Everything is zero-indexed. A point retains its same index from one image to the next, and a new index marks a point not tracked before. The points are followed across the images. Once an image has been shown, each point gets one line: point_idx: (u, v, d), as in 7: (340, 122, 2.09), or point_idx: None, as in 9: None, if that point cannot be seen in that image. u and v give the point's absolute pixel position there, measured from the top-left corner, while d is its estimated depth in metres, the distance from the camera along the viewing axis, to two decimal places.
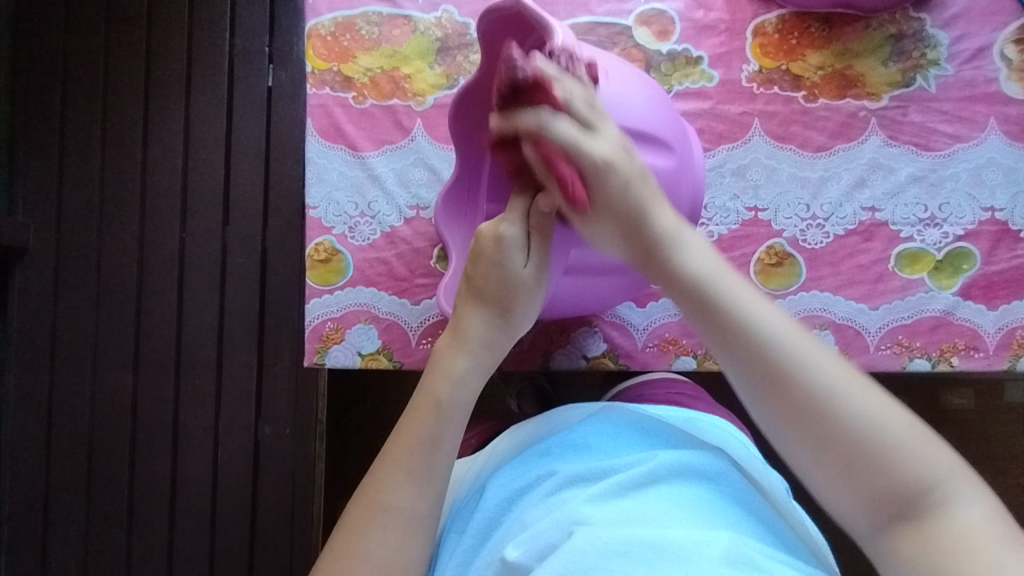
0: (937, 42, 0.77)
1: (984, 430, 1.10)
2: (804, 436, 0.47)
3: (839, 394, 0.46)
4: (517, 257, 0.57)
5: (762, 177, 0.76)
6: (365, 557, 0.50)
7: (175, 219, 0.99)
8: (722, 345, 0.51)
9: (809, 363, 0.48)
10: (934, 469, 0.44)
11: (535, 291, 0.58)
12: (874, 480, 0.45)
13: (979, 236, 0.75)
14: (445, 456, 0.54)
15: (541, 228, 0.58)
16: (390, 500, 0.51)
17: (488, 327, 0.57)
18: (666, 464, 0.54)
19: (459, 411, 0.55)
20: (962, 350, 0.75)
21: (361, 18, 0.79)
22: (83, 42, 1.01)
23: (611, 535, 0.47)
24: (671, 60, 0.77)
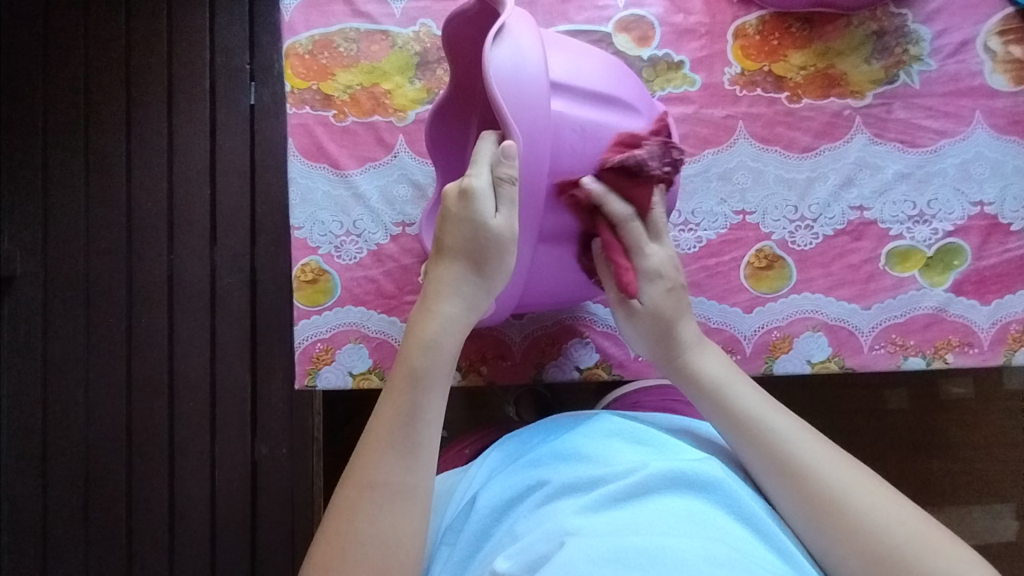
0: (920, 37, 0.76)
1: (986, 421, 1.10)
2: (829, 534, 0.52)
3: (844, 488, 0.53)
4: (485, 209, 0.54)
5: (749, 180, 0.75)
6: (359, 537, 0.49)
7: (162, 242, 0.98)
8: (739, 437, 0.58)
9: (818, 463, 0.55)
10: (947, 564, 0.49)
11: (507, 244, 0.55)
12: (898, 573, 0.50)
13: (969, 231, 0.75)
14: (426, 426, 0.53)
15: (513, 178, 0.54)
16: (377, 477, 0.51)
17: (465, 286, 0.56)
18: (659, 474, 0.54)
19: (437, 376, 0.54)
20: (957, 346, 0.74)
21: (339, 34, 0.79)
22: (62, 66, 1.00)
23: (602, 546, 0.47)
24: (652, 66, 0.77)
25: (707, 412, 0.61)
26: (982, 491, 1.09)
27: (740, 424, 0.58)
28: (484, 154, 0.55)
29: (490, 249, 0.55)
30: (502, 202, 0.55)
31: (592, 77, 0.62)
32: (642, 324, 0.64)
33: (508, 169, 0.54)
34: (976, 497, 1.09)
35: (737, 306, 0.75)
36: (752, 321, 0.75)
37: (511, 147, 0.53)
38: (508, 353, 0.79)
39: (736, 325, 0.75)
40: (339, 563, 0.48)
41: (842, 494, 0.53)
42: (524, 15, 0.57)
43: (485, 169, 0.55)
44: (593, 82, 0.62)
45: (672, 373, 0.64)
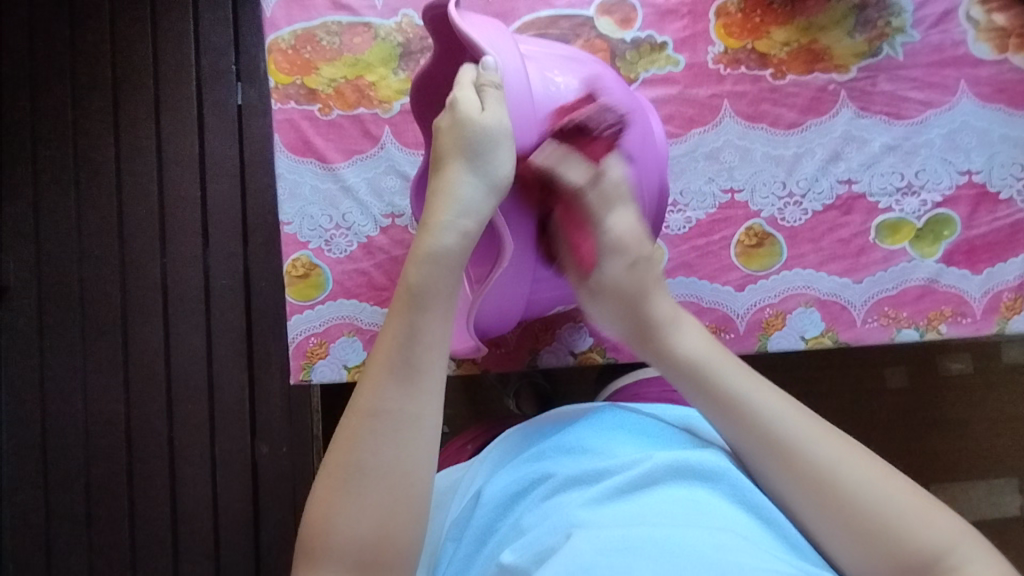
0: (902, 8, 0.76)
1: (985, 395, 1.10)
2: (818, 509, 0.50)
3: (864, 488, 0.49)
4: (473, 108, 0.55)
5: (736, 158, 0.75)
6: (363, 468, 0.48)
7: (155, 245, 0.98)
8: (718, 416, 0.55)
9: (810, 441, 0.51)
10: (942, 539, 0.48)
11: (504, 132, 0.55)
12: (885, 546, 0.48)
13: (958, 201, 0.75)
14: (425, 348, 0.51)
15: (495, 82, 0.56)
16: (378, 405, 0.49)
17: (468, 189, 0.53)
18: (666, 464, 0.53)
19: (439, 289, 0.51)
20: (950, 316, 0.74)
21: (321, 28, 0.78)
22: (49, 73, 1.00)
23: (611, 538, 0.47)
24: (635, 48, 0.76)
25: (705, 410, 0.55)
26: (984, 465, 1.09)
27: (750, 433, 0.53)
28: (464, 76, 0.57)
29: (490, 145, 0.54)
30: (489, 101, 0.55)
31: (562, 49, 0.67)
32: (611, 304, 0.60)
33: (489, 76, 0.56)
34: (978, 472, 1.09)
35: (729, 285, 0.75)
36: (745, 299, 0.75)
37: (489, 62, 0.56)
38: (502, 340, 0.79)
39: (728, 303, 0.75)
40: (343, 502, 0.48)
41: (836, 473, 0.50)
42: (489, 19, 0.61)
43: (468, 87, 0.56)
44: (563, 52, 0.67)
45: (663, 367, 0.57)
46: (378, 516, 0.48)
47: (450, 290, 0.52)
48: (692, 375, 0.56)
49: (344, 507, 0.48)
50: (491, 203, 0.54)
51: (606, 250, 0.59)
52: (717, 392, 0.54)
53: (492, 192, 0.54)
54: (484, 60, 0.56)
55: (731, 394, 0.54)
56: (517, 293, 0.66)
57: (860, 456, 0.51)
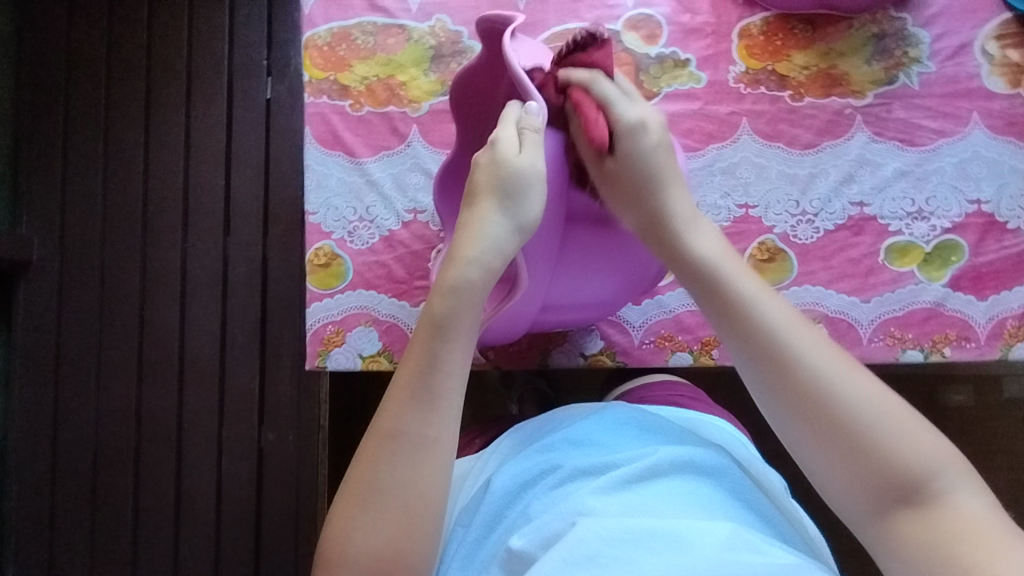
0: (919, 40, 0.78)
1: (983, 426, 1.11)
2: (806, 426, 0.49)
3: (853, 398, 0.47)
4: (513, 151, 0.57)
5: (753, 175, 0.78)
6: (381, 487, 0.50)
7: (177, 229, 1.01)
8: (729, 332, 0.53)
9: (810, 356, 0.49)
10: (934, 462, 0.45)
11: (539, 176, 0.57)
12: (872, 467, 0.46)
13: (966, 228, 0.77)
14: (445, 376, 0.52)
15: (536, 128, 0.58)
16: (398, 428, 0.51)
17: (497, 226, 0.54)
18: (671, 459, 0.56)
19: (462, 322, 0.53)
20: (954, 340, 0.76)
21: (357, 28, 0.81)
22: (86, 57, 1.03)
23: (616, 527, 0.48)
24: (659, 63, 0.79)
25: (702, 301, 0.55)
26: None
27: (739, 329, 0.52)
28: (508, 115, 0.59)
29: (522, 187, 0.55)
30: (527, 145, 0.58)
31: None
32: (621, 190, 0.59)
33: (531, 120, 0.58)
34: None
35: None
36: None
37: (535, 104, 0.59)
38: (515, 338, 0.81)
39: None
40: (363, 511, 0.50)
41: (832, 390, 0.48)
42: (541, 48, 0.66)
43: (510, 126, 0.59)
44: None
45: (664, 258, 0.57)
46: (394, 533, 0.49)
47: (471, 320, 0.53)
48: (690, 267, 0.56)
49: (363, 517, 0.50)
50: (518, 244, 0.55)
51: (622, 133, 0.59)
52: (714, 286, 0.54)
53: (520, 232, 0.55)
54: (528, 103, 0.59)
55: (738, 299, 0.53)
56: (525, 318, 0.69)
57: (856, 372, 0.48)
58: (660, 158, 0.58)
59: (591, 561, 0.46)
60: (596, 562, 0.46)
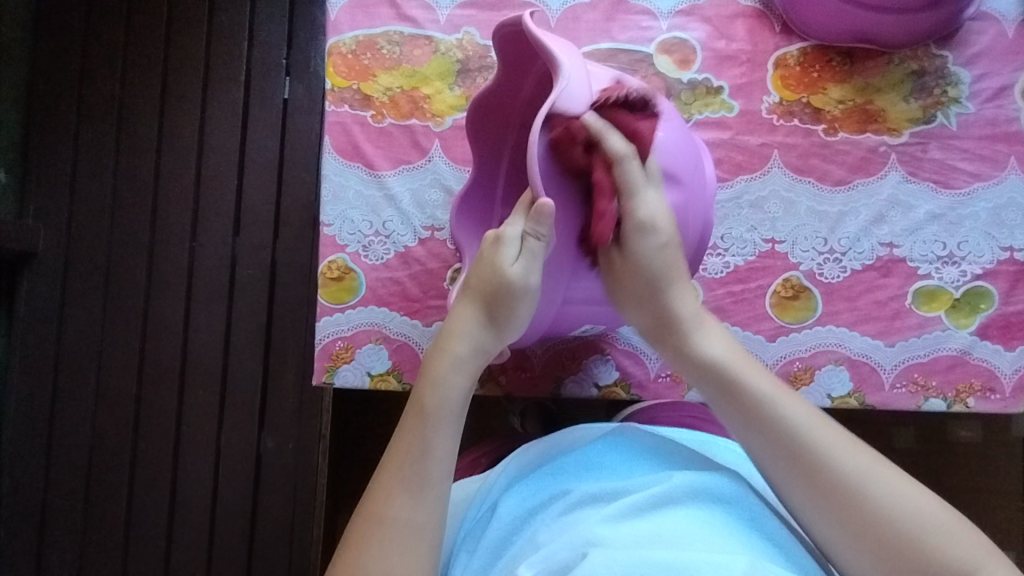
0: (960, 79, 0.76)
1: (994, 467, 1.09)
2: (840, 529, 0.50)
3: (888, 499, 0.49)
4: (507, 257, 0.56)
5: (781, 210, 0.75)
6: (367, 566, 0.48)
7: (186, 227, 0.99)
8: (754, 434, 0.54)
9: (836, 456, 0.51)
10: (967, 554, 0.47)
11: (523, 298, 0.57)
12: (914, 565, 0.48)
13: (997, 276, 0.75)
14: (435, 461, 0.53)
15: (538, 235, 0.56)
16: (387, 513, 0.51)
17: (477, 335, 0.57)
18: (680, 486, 0.54)
19: (451, 412, 0.54)
20: (979, 390, 0.74)
21: (383, 37, 0.80)
22: (103, 47, 1.01)
23: (626, 558, 0.46)
24: (691, 89, 0.77)
25: (724, 410, 0.56)
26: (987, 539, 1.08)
27: (772, 441, 0.53)
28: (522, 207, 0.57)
29: (507, 290, 0.56)
30: (523, 256, 0.56)
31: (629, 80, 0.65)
32: (631, 289, 0.59)
33: (536, 228, 0.55)
34: None
35: (761, 334, 0.74)
36: (775, 350, 0.74)
37: (543, 207, 0.54)
38: (528, 364, 0.79)
39: (758, 353, 0.74)
40: (366, 551, 0.49)
41: (858, 488, 0.50)
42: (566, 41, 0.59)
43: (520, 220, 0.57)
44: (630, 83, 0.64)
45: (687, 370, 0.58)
46: None
47: (458, 410, 0.55)
48: (713, 379, 0.57)
49: None
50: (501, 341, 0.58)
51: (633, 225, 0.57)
52: (741, 399, 0.55)
53: (495, 329, 0.58)
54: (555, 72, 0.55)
55: (759, 400, 0.55)
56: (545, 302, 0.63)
57: (879, 465, 0.51)
58: (670, 257, 0.58)
59: None
60: None
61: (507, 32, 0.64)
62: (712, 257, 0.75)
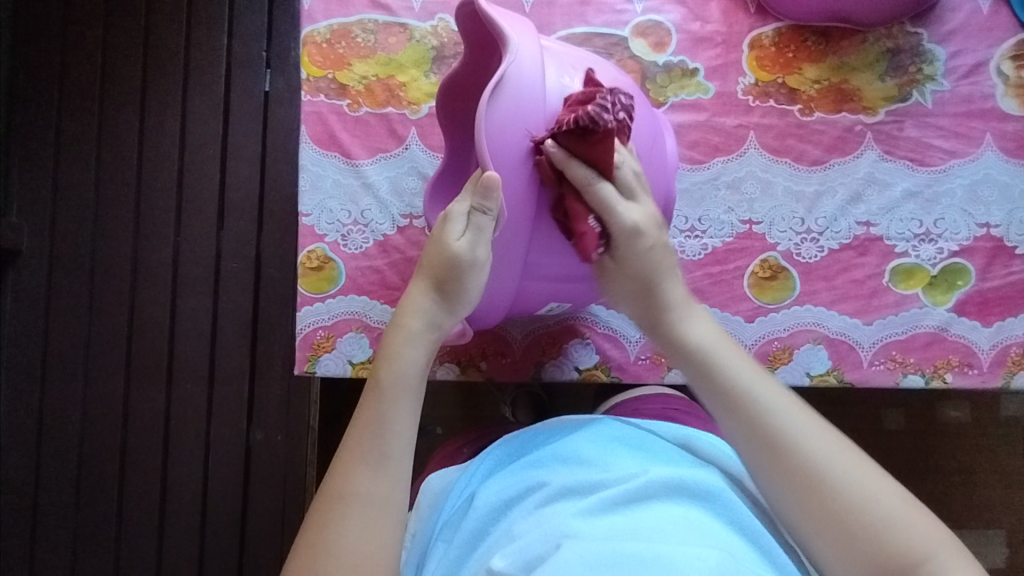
0: (934, 57, 0.76)
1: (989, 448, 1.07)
2: (800, 504, 0.51)
3: (854, 491, 0.50)
4: (454, 232, 0.56)
5: (758, 190, 0.76)
6: (331, 548, 0.49)
7: (170, 222, 0.98)
8: (732, 418, 0.54)
9: (805, 439, 0.52)
10: (923, 543, 0.48)
11: (470, 268, 0.57)
12: (867, 544, 0.49)
13: (974, 252, 0.75)
14: (394, 437, 0.53)
15: (484, 210, 0.55)
16: (348, 488, 0.51)
17: (427, 308, 0.57)
18: (657, 480, 0.52)
19: (407, 385, 0.55)
20: (957, 366, 0.74)
21: (357, 25, 0.79)
22: (82, 43, 1.00)
23: (598, 554, 0.45)
24: (667, 72, 0.77)
25: (709, 400, 0.56)
26: (981, 516, 1.06)
27: (750, 430, 0.53)
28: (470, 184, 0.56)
29: (457, 264, 0.56)
30: (471, 231, 0.56)
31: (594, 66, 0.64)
32: (617, 284, 0.60)
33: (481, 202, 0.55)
34: (974, 525, 1.06)
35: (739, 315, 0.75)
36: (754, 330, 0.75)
37: (490, 181, 0.54)
38: (509, 350, 0.79)
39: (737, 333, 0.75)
40: (330, 528, 0.49)
41: (824, 466, 0.51)
42: (521, 18, 0.59)
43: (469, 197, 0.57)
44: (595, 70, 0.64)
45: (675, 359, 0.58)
46: None
47: (415, 385, 0.55)
48: (694, 361, 0.57)
49: None
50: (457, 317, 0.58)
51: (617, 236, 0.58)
52: (720, 381, 0.55)
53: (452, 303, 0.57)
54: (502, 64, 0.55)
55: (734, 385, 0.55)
56: (508, 278, 0.62)
57: (845, 450, 0.51)
58: (658, 257, 0.59)
59: None
60: None
61: (467, 12, 0.64)
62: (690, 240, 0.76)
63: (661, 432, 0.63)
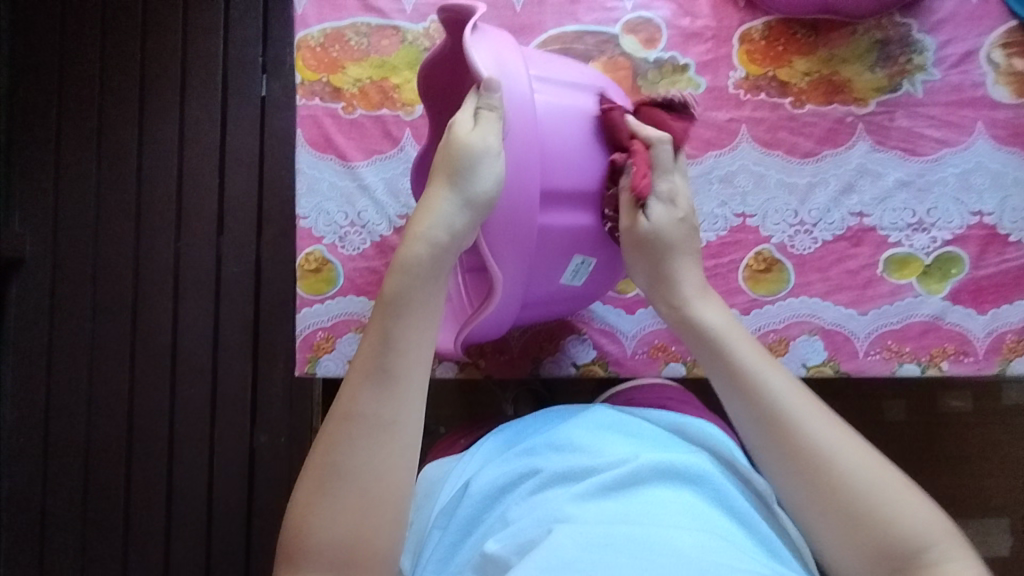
0: (924, 46, 0.77)
1: (993, 438, 1.06)
2: (800, 487, 0.52)
3: (859, 468, 0.51)
4: (462, 127, 0.53)
5: (751, 183, 0.76)
6: (339, 469, 0.48)
7: (170, 227, 1.00)
8: (736, 402, 0.56)
9: (811, 428, 0.53)
10: (925, 533, 0.48)
11: (483, 156, 0.52)
12: (866, 534, 0.49)
13: (967, 241, 0.75)
14: (402, 356, 0.49)
15: (493, 106, 0.53)
16: (354, 410, 0.49)
17: (447, 205, 0.52)
18: (648, 464, 0.53)
19: (421, 292, 0.50)
20: (952, 354, 0.74)
21: (350, 29, 0.80)
22: (81, 53, 1.01)
23: (592, 535, 0.46)
24: (658, 68, 0.77)
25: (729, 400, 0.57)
26: (985, 506, 1.06)
27: (760, 415, 0.55)
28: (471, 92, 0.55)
29: (475, 165, 0.52)
30: (482, 124, 0.53)
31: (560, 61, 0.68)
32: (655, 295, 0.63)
33: (488, 99, 0.53)
34: (979, 514, 1.05)
35: (734, 308, 0.75)
36: (749, 323, 0.75)
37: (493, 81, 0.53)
38: (507, 347, 0.80)
39: None
40: (337, 448, 0.48)
41: (829, 457, 0.52)
42: None
43: (471, 104, 0.55)
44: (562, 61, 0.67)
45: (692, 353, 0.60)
46: (353, 516, 0.47)
47: (427, 301, 0.50)
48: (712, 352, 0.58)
49: (320, 508, 0.47)
50: (473, 229, 0.53)
51: (654, 196, 0.62)
52: (731, 370, 0.57)
53: (472, 210, 0.52)
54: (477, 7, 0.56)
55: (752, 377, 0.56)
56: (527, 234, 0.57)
57: (855, 448, 0.52)
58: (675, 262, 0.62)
59: (570, 569, 0.44)
60: (571, 569, 0.44)
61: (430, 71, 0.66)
62: None
63: (651, 417, 0.63)
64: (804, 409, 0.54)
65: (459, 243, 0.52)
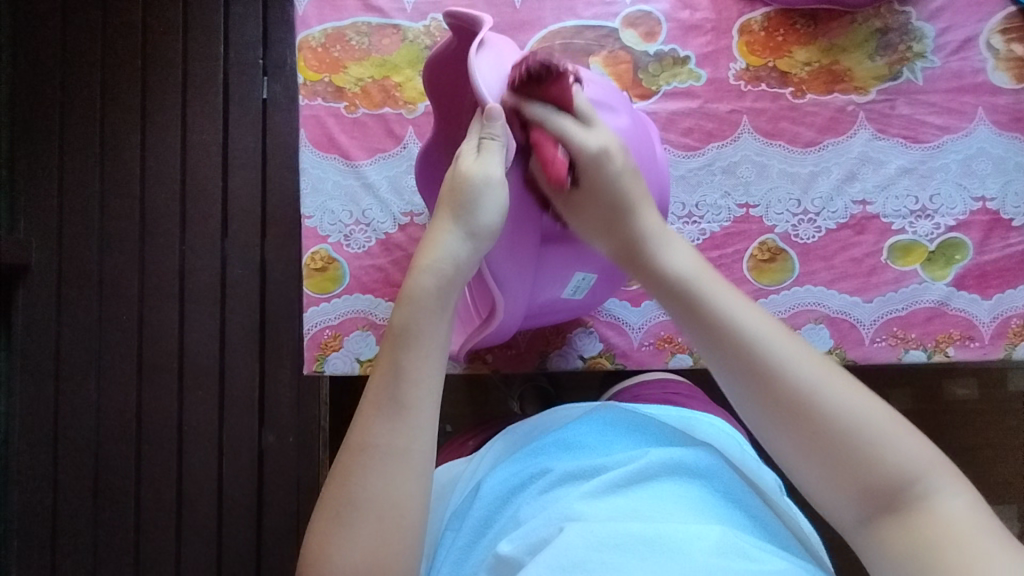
0: (923, 34, 0.77)
1: (1000, 423, 1.06)
2: (789, 432, 0.47)
3: (843, 412, 0.46)
4: (466, 158, 0.54)
5: (753, 174, 0.76)
6: (355, 501, 0.47)
7: (174, 230, 1.00)
8: (716, 359, 0.51)
9: (794, 366, 0.48)
10: (912, 465, 0.44)
11: (487, 188, 0.53)
12: (855, 470, 0.45)
13: (971, 226, 0.75)
14: (412, 384, 0.49)
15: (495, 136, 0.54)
16: (368, 440, 0.49)
17: (451, 238, 0.52)
18: (657, 462, 0.53)
19: (429, 324, 0.51)
20: (958, 340, 0.75)
21: (351, 28, 0.81)
22: (82, 58, 1.02)
23: (602, 532, 0.46)
24: (658, 61, 0.78)
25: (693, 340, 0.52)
26: (993, 490, 1.06)
27: (736, 357, 0.49)
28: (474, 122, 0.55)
29: (477, 198, 0.52)
30: (485, 153, 0.54)
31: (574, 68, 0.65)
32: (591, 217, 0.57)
33: (490, 129, 0.54)
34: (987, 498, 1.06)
35: None
36: None
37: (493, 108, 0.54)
38: (513, 342, 0.80)
39: None
40: (352, 479, 0.48)
41: (810, 396, 0.47)
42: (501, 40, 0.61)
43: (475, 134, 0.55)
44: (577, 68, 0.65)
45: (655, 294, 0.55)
46: (374, 543, 0.46)
47: (435, 332, 0.51)
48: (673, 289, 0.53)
49: (338, 538, 0.47)
50: (479, 258, 0.53)
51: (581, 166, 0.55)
52: (701, 315, 0.51)
53: (475, 241, 0.53)
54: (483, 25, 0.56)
55: (720, 315, 0.51)
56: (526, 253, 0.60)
57: (834, 376, 0.47)
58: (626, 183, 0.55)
59: (581, 569, 0.44)
60: (582, 568, 0.44)
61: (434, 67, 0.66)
62: (688, 226, 0.77)
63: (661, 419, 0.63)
64: (785, 348, 0.48)
65: (465, 276, 0.53)
